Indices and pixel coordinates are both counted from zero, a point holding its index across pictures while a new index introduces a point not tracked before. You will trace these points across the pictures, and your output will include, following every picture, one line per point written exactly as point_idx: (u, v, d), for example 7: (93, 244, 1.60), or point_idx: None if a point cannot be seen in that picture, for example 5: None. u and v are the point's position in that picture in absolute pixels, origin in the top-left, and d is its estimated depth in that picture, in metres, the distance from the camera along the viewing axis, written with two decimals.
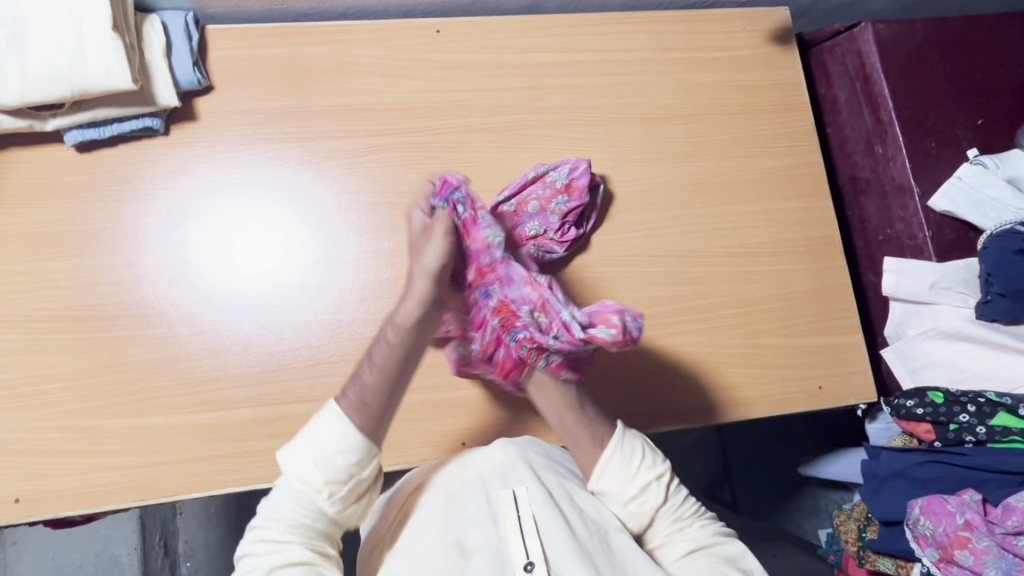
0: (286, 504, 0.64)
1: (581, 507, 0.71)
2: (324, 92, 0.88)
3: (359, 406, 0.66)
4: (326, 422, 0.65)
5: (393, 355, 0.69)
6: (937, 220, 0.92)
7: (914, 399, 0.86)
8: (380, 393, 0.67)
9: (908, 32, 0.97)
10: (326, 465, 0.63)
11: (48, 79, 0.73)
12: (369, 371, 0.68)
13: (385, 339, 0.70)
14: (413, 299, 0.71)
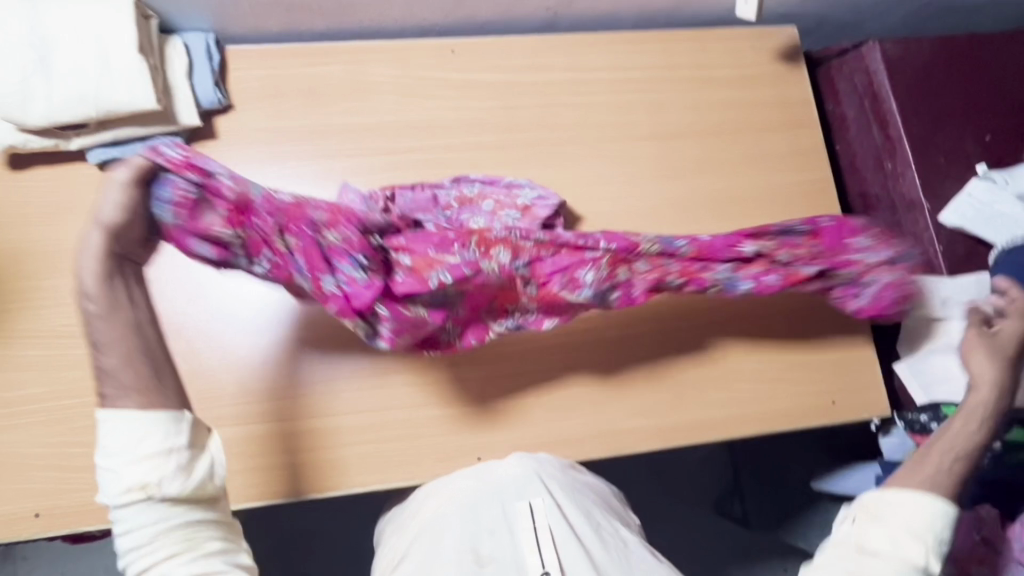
0: (133, 532, 0.56)
1: (594, 518, 0.72)
2: (342, 110, 0.89)
3: (121, 392, 0.57)
4: (121, 417, 0.56)
5: (119, 317, 0.58)
6: (948, 235, 0.93)
7: (929, 413, 0.88)
8: (131, 366, 0.58)
9: (915, 50, 0.98)
10: (144, 459, 0.56)
11: (75, 100, 0.75)
12: (115, 360, 0.58)
13: (114, 313, 0.58)
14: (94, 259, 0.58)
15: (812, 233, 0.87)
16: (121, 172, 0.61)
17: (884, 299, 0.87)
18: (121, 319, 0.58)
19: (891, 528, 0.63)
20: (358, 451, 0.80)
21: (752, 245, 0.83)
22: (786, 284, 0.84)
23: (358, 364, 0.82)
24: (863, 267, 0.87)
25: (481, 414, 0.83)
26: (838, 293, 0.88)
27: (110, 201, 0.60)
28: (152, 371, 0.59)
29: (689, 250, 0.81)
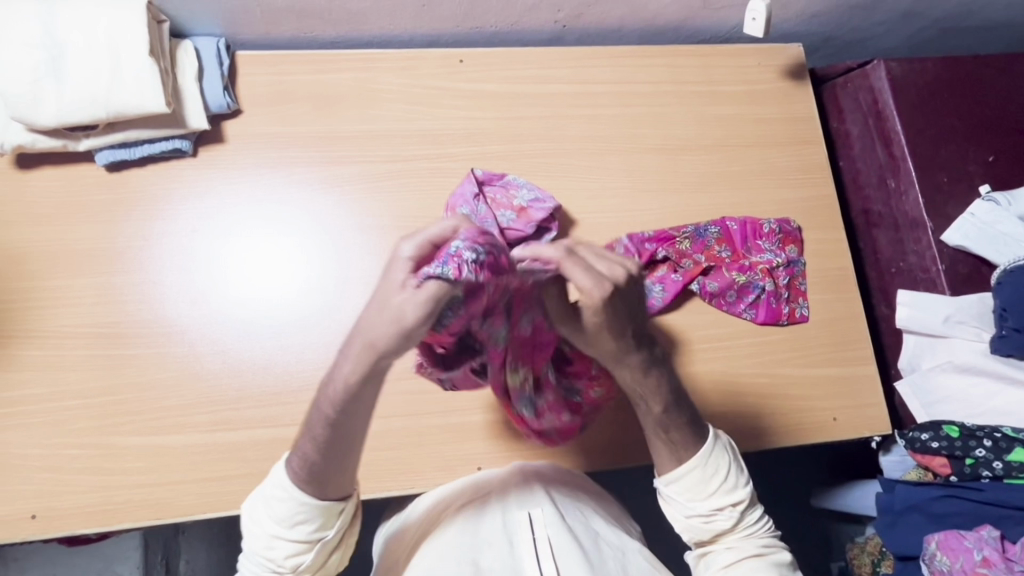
0: (251, 569, 0.61)
1: (598, 535, 0.70)
2: (350, 118, 0.90)
3: (304, 474, 0.57)
4: (274, 488, 0.58)
5: (342, 404, 0.53)
6: (950, 254, 0.93)
7: (929, 432, 0.86)
8: (314, 450, 0.55)
9: (919, 70, 0.99)
10: (281, 539, 0.58)
11: (85, 101, 0.75)
12: (308, 446, 0.55)
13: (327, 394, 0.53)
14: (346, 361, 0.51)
15: (723, 236, 0.93)
16: (419, 291, 0.46)
17: (801, 297, 0.93)
18: (326, 401, 0.53)
19: (694, 512, 0.65)
20: None
21: (666, 250, 0.90)
22: (686, 286, 0.89)
23: None
24: (764, 268, 0.91)
25: (480, 423, 0.83)
26: (757, 295, 0.90)
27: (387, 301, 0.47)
28: (335, 467, 0.56)
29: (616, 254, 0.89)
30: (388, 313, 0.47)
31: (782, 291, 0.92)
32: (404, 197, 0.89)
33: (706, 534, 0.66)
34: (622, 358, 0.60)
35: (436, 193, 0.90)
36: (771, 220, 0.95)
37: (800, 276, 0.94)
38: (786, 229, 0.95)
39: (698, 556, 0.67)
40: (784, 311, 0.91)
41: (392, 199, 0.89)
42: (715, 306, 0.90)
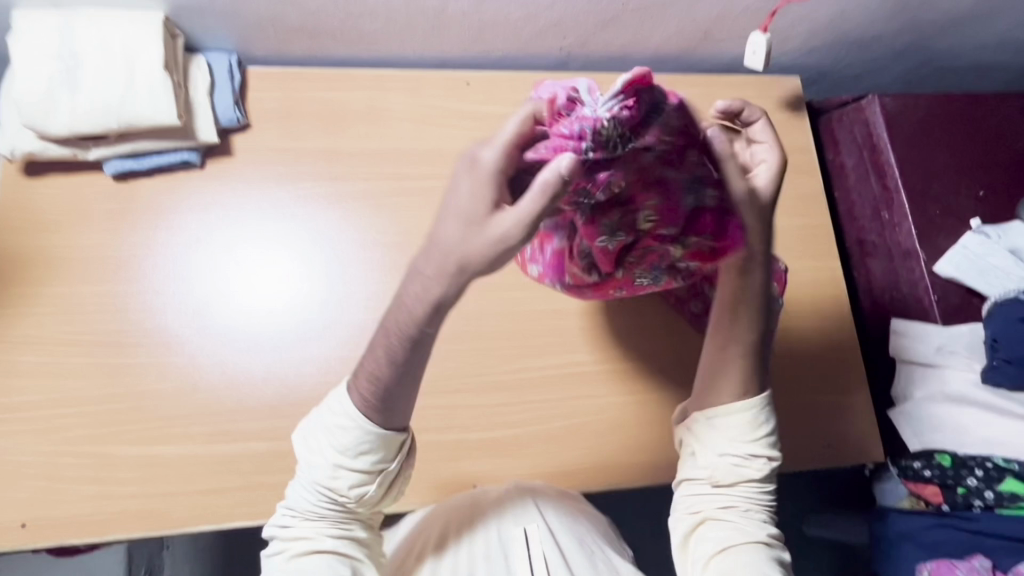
0: (303, 496, 0.59)
1: (597, 557, 0.69)
2: (357, 135, 0.91)
3: (370, 400, 0.56)
4: (336, 416, 0.57)
5: (426, 305, 0.51)
6: (942, 285, 0.95)
7: (922, 461, 0.89)
8: (388, 366, 0.54)
9: (913, 106, 1.02)
10: (342, 470, 0.57)
11: (97, 111, 0.76)
12: (382, 361, 0.54)
13: (407, 300, 0.52)
14: (432, 244, 0.51)
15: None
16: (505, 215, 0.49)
17: None
18: (409, 307, 0.52)
19: (728, 450, 0.67)
20: None
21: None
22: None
23: None
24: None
25: (478, 441, 0.83)
26: None
27: (462, 195, 0.50)
28: (413, 363, 0.54)
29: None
30: (456, 212, 0.50)
31: None
32: (407, 214, 0.90)
33: (729, 477, 0.66)
34: (746, 271, 0.65)
35: (440, 211, 0.91)
36: None
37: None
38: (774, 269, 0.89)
39: (702, 520, 0.66)
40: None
41: (397, 215, 0.90)
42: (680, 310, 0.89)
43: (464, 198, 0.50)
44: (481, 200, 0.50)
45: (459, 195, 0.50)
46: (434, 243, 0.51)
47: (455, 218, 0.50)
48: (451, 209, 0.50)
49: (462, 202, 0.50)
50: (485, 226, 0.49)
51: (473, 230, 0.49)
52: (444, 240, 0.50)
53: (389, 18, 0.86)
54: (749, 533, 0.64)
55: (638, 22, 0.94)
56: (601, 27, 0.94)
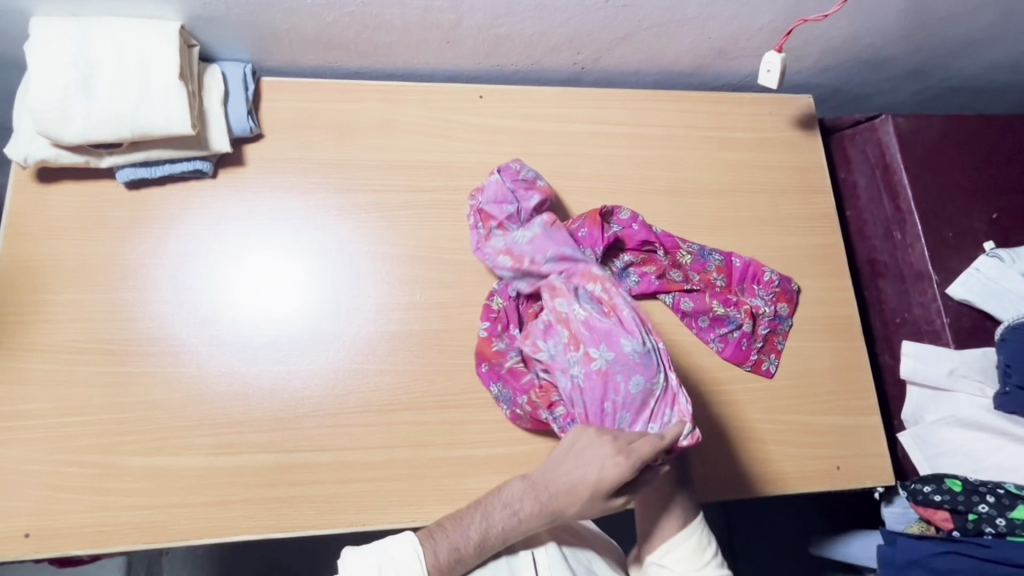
0: None
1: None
2: (369, 146, 0.91)
3: (440, 561, 0.69)
4: (401, 560, 0.68)
5: (523, 522, 0.72)
6: (954, 307, 0.94)
7: (932, 485, 0.86)
8: (472, 545, 0.71)
9: (927, 127, 1.02)
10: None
11: (111, 120, 0.76)
12: (469, 542, 0.70)
13: (515, 505, 0.72)
14: (562, 478, 0.72)
15: (723, 266, 0.95)
16: (609, 470, 0.71)
17: (773, 352, 0.92)
18: (515, 515, 0.72)
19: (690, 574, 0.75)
20: (359, 488, 0.79)
21: (663, 252, 0.94)
22: (661, 291, 0.91)
23: (366, 399, 0.82)
24: (748, 309, 0.92)
25: (485, 458, 0.82)
26: (731, 330, 0.91)
27: (606, 456, 0.71)
28: (479, 555, 0.72)
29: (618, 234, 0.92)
30: (592, 470, 0.71)
31: (757, 338, 0.92)
32: (417, 227, 0.90)
33: None
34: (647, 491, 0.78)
35: (450, 224, 0.91)
36: (773, 275, 0.96)
37: (783, 335, 0.94)
38: (786, 287, 0.96)
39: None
40: (751, 356, 0.91)
41: (407, 228, 0.90)
42: (688, 324, 0.92)
43: (603, 463, 0.71)
44: (617, 475, 0.70)
45: (602, 458, 0.71)
46: (555, 482, 0.72)
47: (593, 475, 0.71)
48: (589, 464, 0.72)
49: (604, 466, 0.71)
50: (618, 463, 0.70)
51: (584, 486, 0.71)
52: (579, 488, 0.71)
53: (404, 31, 0.86)
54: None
55: (652, 39, 0.94)
56: (615, 43, 0.94)
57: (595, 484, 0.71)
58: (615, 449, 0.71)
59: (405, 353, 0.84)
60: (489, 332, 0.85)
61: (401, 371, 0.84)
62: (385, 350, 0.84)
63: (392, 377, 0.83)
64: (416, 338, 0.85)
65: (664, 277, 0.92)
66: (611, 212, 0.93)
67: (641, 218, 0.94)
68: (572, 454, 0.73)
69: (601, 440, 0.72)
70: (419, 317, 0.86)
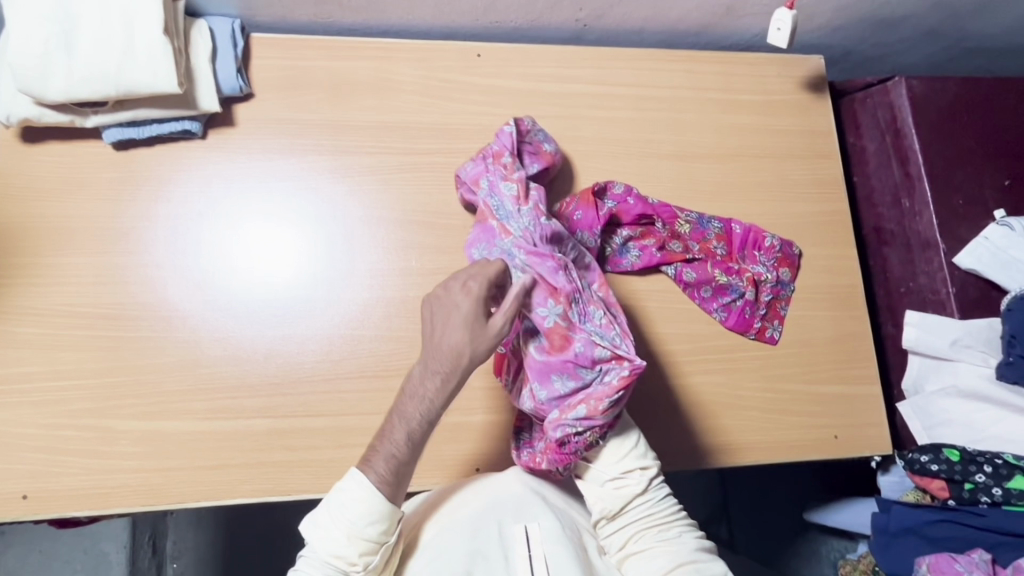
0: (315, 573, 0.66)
1: (592, 565, 0.72)
2: (363, 107, 0.88)
3: (387, 477, 0.67)
4: (350, 493, 0.66)
5: (437, 401, 0.69)
6: (961, 277, 0.93)
7: (930, 455, 0.85)
8: (405, 447, 0.68)
9: (941, 90, 0.98)
10: (356, 537, 0.65)
11: (93, 77, 0.74)
12: (400, 444, 0.67)
13: (421, 389, 0.69)
14: (436, 347, 0.69)
15: (723, 234, 0.93)
16: (468, 298, 0.70)
17: (777, 319, 0.91)
18: (427, 400, 0.68)
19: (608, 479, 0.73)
20: (354, 454, 0.79)
21: (661, 224, 0.92)
22: (663, 263, 0.90)
23: (362, 365, 0.81)
24: (751, 276, 0.91)
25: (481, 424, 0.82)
26: (734, 299, 0.90)
27: (461, 301, 0.69)
28: (414, 454, 0.68)
29: (612, 210, 0.89)
30: (459, 312, 0.69)
31: (760, 305, 0.91)
32: (413, 190, 0.88)
33: (617, 504, 0.73)
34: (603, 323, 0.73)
35: (445, 188, 0.89)
36: (776, 240, 0.94)
37: (785, 300, 0.93)
38: (787, 252, 0.94)
39: (626, 558, 0.73)
40: (755, 324, 0.90)
41: (403, 191, 0.87)
42: (690, 295, 0.90)
43: (465, 308, 0.69)
44: (474, 309, 0.69)
45: (456, 301, 0.70)
46: (436, 351, 0.69)
47: (457, 321, 0.69)
48: (450, 317, 0.69)
49: (467, 297, 0.70)
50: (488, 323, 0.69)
51: (471, 338, 0.69)
52: (461, 350, 0.68)
53: None
54: (678, 554, 0.71)
55: None
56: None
57: (467, 334, 0.68)
58: (472, 301, 0.69)
59: (401, 318, 0.83)
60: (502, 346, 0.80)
61: (397, 337, 0.83)
62: (381, 315, 0.83)
63: (387, 343, 0.82)
64: (412, 304, 0.84)
65: (664, 249, 0.90)
66: (605, 187, 0.90)
67: (636, 191, 0.91)
68: (437, 325, 0.69)
69: (455, 291, 0.70)
70: (415, 283, 0.85)
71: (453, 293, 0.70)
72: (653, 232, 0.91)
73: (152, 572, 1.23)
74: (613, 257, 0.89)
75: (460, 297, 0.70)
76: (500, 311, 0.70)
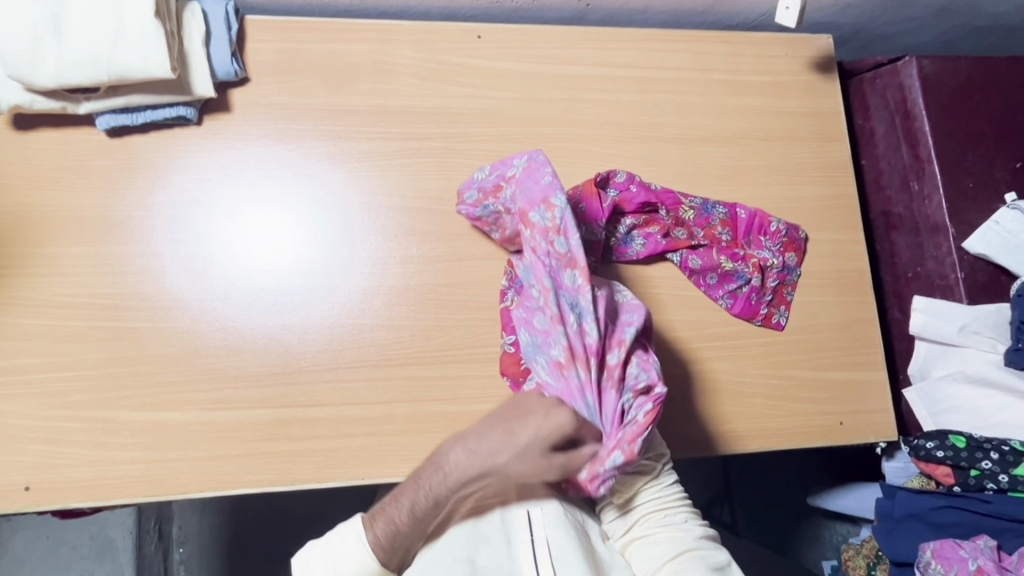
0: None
1: (595, 550, 0.72)
2: (361, 91, 0.87)
3: (382, 542, 0.67)
4: (345, 543, 0.67)
5: (455, 486, 0.67)
6: (970, 261, 0.91)
7: (935, 441, 0.85)
8: (409, 518, 0.67)
9: (953, 70, 0.96)
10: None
11: (84, 63, 0.72)
12: (405, 513, 0.67)
13: (449, 469, 0.67)
14: (494, 439, 0.68)
15: (728, 219, 0.92)
16: (547, 420, 0.68)
17: (783, 305, 0.90)
18: (446, 476, 0.67)
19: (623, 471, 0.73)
20: (356, 443, 0.78)
21: (666, 210, 0.90)
22: (669, 250, 0.88)
23: (363, 354, 0.81)
24: (757, 262, 0.90)
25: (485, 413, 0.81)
26: (739, 286, 0.89)
27: (545, 417, 0.68)
28: (413, 532, 0.68)
29: (614, 201, 0.88)
30: (536, 423, 0.68)
31: (766, 291, 0.90)
32: (414, 176, 0.86)
33: (627, 490, 0.73)
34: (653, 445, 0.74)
35: (446, 173, 0.87)
36: (782, 225, 0.92)
37: (792, 286, 0.92)
38: (794, 237, 0.93)
39: (630, 543, 0.72)
40: (761, 311, 0.89)
41: (403, 177, 0.86)
42: (695, 282, 0.89)
43: (541, 424, 0.68)
44: (549, 432, 0.68)
45: (538, 421, 0.68)
46: (486, 444, 0.68)
47: (525, 433, 0.68)
48: (523, 428, 0.68)
49: (553, 417, 0.68)
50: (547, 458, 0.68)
51: (523, 456, 0.67)
52: (511, 460, 0.67)
53: None
54: (681, 541, 0.70)
55: None
56: None
57: (526, 456, 0.67)
58: (553, 420, 0.68)
59: (402, 307, 0.82)
60: (513, 348, 0.81)
61: (399, 326, 0.82)
62: (382, 304, 0.82)
63: (389, 332, 0.82)
64: (413, 292, 0.83)
65: (669, 236, 0.89)
66: (607, 177, 0.89)
67: (638, 179, 0.90)
68: (506, 424, 0.68)
69: (547, 412, 0.69)
70: (417, 271, 0.84)
71: (542, 410, 0.69)
72: (657, 218, 0.90)
73: (159, 556, 1.24)
74: (617, 245, 0.88)
75: (541, 411, 0.69)
76: (563, 452, 0.69)
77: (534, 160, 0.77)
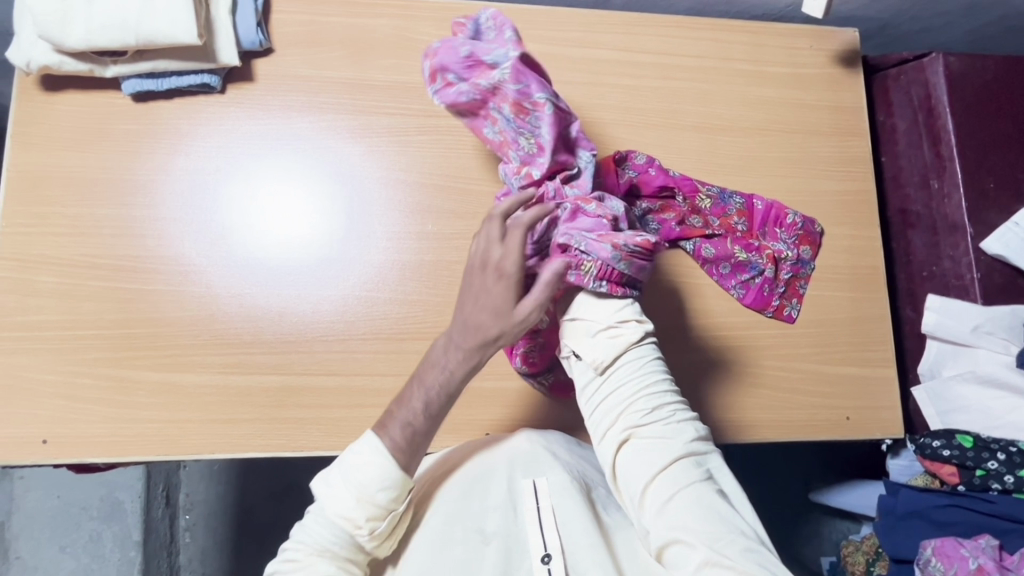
0: (320, 529, 0.64)
1: (601, 520, 0.70)
2: (382, 66, 0.87)
3: (402, 443, 0.66)
4: (362, 458, 0.65)
5: (456, 372, 0.69)
6: (986, 262, 0.91)
7: (942, 440, 0.85)
8: (421, 416, 0.68)
9: (979, 68, 0.95)
10: (367, 501, 0.64)
11: (114, 26, 0.75)
12: (417, 412, 0.68)
13: (443, 363, 0.70)
14: (466, 320, 0.70)
15: (744, 210, 0.92)
16: (496, 286, 0.70)
17: (795, 298, 0.90)
18: (446, 366, 0.69)
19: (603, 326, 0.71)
20: (366, 414, 0.79)
21: (682, 198, 0.90)
22: (682, 238, 0.88)
23: (374, 326, 0.81)
24: (771, 254, 0.90)
25: (492, 390, 0.82)
26: (752, 277, 0.89)
27: (490, 285, 0.70)
28: (429, 428, 0.68)
29: (633, 181, 0.88)
30: (484, 299, 0.69)
31: (779, 283, 0.90)
32: (432, 153, 0.86)
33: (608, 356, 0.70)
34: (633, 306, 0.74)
35: (465, 151, 0.87)
36: (798, 217, 0.92)
37: (805, 279, 0.91)
38: (809, 229, 0.92)
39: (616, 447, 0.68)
40: (773, 302, 0.89)
41: (421, 153, 0.86)
42: (708, 271, 0.89)
43: (496, 295, 0.69)
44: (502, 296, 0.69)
45: (488, 287, 0.70)
46: (467, 326, 0.69)
47: (486, 303, 0.69)
48: (480, 302, 0.70)
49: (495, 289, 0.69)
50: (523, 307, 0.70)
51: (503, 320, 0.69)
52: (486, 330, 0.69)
53: None
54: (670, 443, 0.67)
55: None
56: None
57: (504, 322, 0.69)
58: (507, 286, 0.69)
59: (414, 282, 0.83)
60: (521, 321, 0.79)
61: (412, 301, 0.83)
62: (396, 278, 0.83)
63: (401, 306, 0.82)
64: (426, 268, 0.84)
65: (684, 223, 0.89)
66: (626, 157, 0.89)
67: (657, 163, 0.90)
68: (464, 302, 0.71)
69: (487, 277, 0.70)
70: (431, 246, 0.84)
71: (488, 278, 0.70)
72: (672, 205, 0.90)
73: (166, 521, 1.26)
74: None
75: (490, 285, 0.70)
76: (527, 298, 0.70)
77: (502, 38, 0.73)
